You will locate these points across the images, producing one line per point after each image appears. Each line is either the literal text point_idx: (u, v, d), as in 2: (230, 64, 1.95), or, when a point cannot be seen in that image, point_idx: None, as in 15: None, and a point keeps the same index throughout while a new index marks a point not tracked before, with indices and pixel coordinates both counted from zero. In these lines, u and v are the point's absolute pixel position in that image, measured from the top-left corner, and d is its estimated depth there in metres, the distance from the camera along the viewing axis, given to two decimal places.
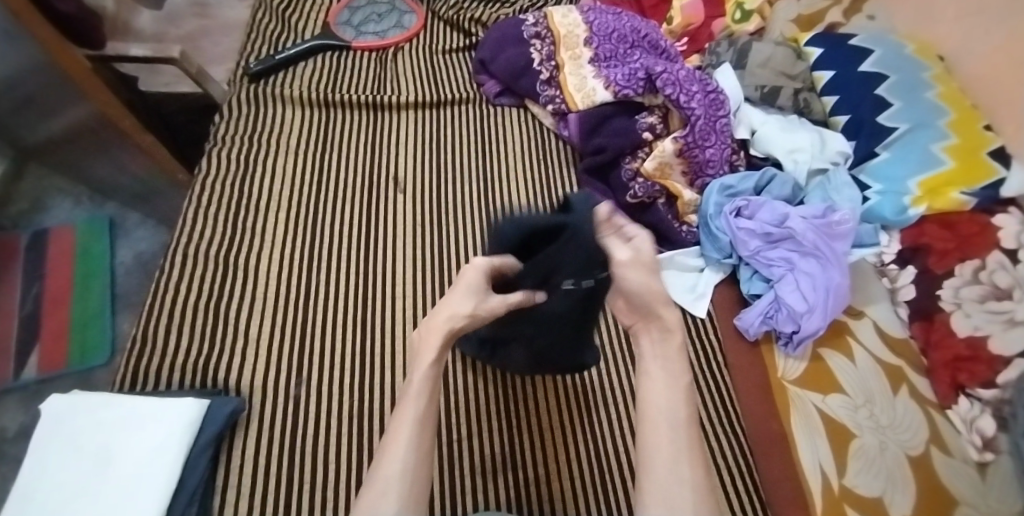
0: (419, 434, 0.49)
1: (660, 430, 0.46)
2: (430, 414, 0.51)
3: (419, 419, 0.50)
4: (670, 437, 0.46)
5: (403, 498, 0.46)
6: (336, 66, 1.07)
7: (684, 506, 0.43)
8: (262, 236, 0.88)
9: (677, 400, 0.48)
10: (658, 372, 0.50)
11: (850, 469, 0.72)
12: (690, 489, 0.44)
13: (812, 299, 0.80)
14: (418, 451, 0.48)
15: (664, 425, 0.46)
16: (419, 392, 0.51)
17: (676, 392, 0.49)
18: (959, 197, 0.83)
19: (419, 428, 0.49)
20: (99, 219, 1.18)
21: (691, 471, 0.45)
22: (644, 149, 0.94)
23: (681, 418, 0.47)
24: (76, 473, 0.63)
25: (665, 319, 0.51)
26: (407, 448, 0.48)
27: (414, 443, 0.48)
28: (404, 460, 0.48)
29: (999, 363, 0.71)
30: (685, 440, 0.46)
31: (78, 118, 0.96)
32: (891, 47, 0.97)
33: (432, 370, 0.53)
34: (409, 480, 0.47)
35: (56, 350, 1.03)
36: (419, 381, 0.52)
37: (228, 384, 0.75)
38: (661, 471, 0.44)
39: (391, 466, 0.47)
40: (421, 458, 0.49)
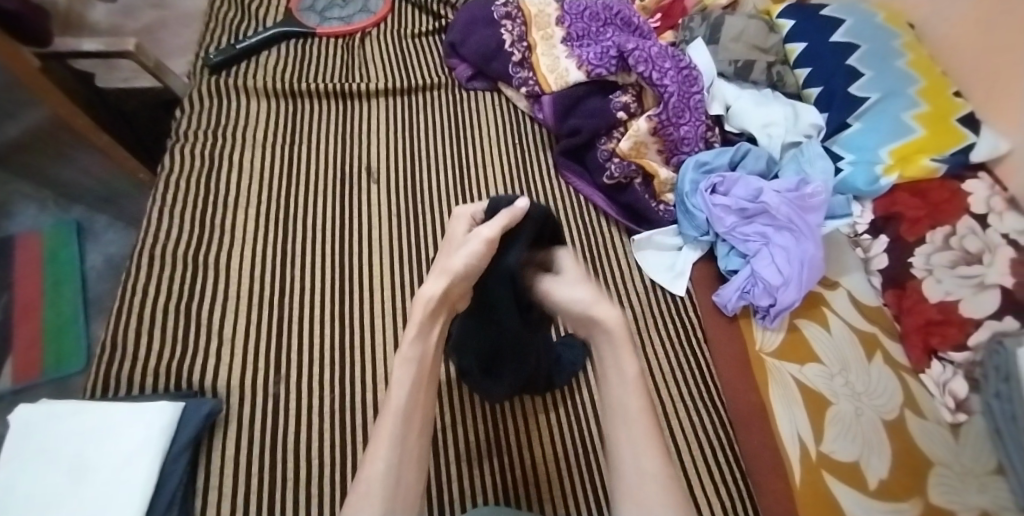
0: (405, 424, 0.48)
1: (619, 426, 0.46)
2: (417, 398, 0.49)
3: (406, 411, 0.48)
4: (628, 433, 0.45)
5: (389, 501, 0.45)
6: (301, 55, 1.04)
7: (653, 503, 0.43)
8: (233, 233, 0.86)
9: (630, 393, 0.47)
10: (611, 370, 0.47)
11: (827, 435, 0.74)
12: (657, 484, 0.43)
13: (787, 271, 0.82)
14: (404, 448, 0.47)
15: (622, 424, 0.46)
16: (403, 376, 0.48)
17: (629, 386, 0.47)
18: (929, 163, 0.85)
19: (405, 419, 0.48)
20: (66, 222, 1.15)
21: (652, 462, 0.44)
22: (620, 129, 0.93)
23: (636, 411, 0.46)
24: (50, 482, 0.63)
25: (604, 322, 0.47)
26: (391, 448, 0.47)
27: (399, 440, 0.47)
28: (389, 459, 0.47)
29: (970, 325, 0.73)
30: (644, 434, 0.45)
31: (33, 120, 0.93)
32: (862, 16, 0.98)
33: (418, 350, 0.49)
34: (393, 482, 0.46)
35: (29, 358, 1.01)
36: (405, 357, 0.49)
37: (204, 386, 0.74)
38: (625, 472, 0.44)
39: (376, 466, 0.46)
40: (407, 454, 0.48)
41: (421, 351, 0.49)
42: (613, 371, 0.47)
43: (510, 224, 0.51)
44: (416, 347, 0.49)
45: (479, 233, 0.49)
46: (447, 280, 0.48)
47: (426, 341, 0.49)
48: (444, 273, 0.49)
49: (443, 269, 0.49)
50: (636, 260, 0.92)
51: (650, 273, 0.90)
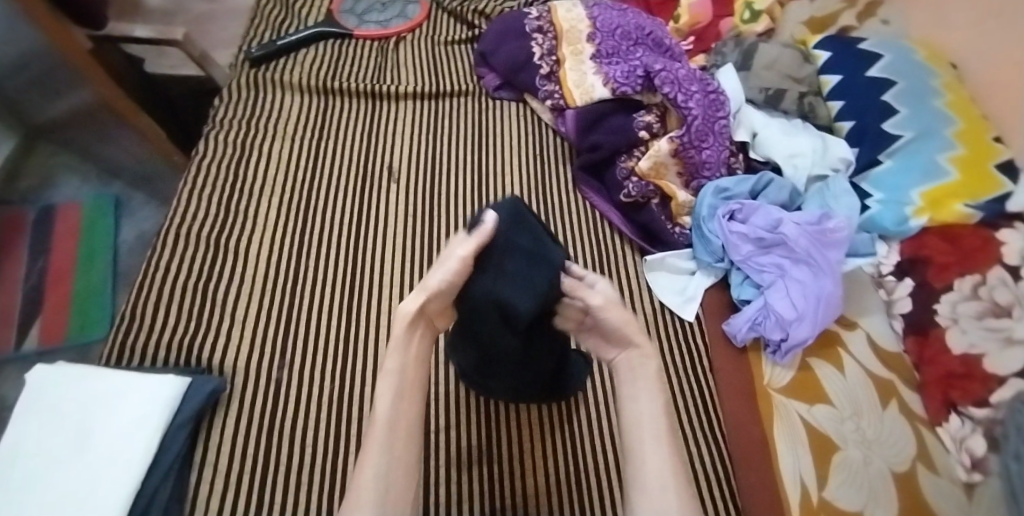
0: (390, 434, 0.54)
1: (644, 442, 0.56)
2: (400, 409, 0.55)
3: (389, 421, 0.54)
4: (652, 447, 0.55)
5: (381, 502, 0.51)
6: (337, 54, 1.08)
7: (668, 504, 0.52)
8: (254, 219, 0.89)
9: (656, 415, 0.57)
10: (640, 392, 0.58)
11: (831, 481, 0.71)
12: (676, 499, 0.53)
13: (802, 307, 0.79)
14: (391, 456, 0.53)
15: (646, 437, 0.56)
16: (387, 387, 0.55)
17: (654, 409, 0.57)
18: (963, 209, 0.81)
19: (389, 430, 0.54)
20: (106, 197, 1.20)
21: (671, 472, 0.54)
22: (641, 148, 0.92)
23: (662, 432, 0.56)
24: (56, 442, 0.65)
25: (641, 346, 0.59)
26: (380, 458, 0.53)
27: (385, 448, 0.53)
28: (376, 466, 0.53)
29: (994, 382, 0.69)
30: (666, 459, 0.55)
31: (84, 100, 0.98)
32: (902, 52, 0.96)
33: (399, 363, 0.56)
34: (383, 489, 0.52)
35: (57, 322, 1.05)
36: (387, 373, 0.56)
37: (211, 364, 0.75)
38: (648, 486, 0.54)
39: (365, 472, 0.52)
40: (395, 463, 0.53)
41: (400, 367, 0.56)
42: (637, 393, 0.59)
43: (482, 243, 0.51)
44: (397, 360, 0.56)
45: (455, 253, 0.51)
46: (425, 296, 0.54)
47: (405, 353, 0.57)
48: (425, 288, 0.54)
49: (424, 286, 0.54)
50: (646, 281, 0.90)
51: (659, 294, 0.88)
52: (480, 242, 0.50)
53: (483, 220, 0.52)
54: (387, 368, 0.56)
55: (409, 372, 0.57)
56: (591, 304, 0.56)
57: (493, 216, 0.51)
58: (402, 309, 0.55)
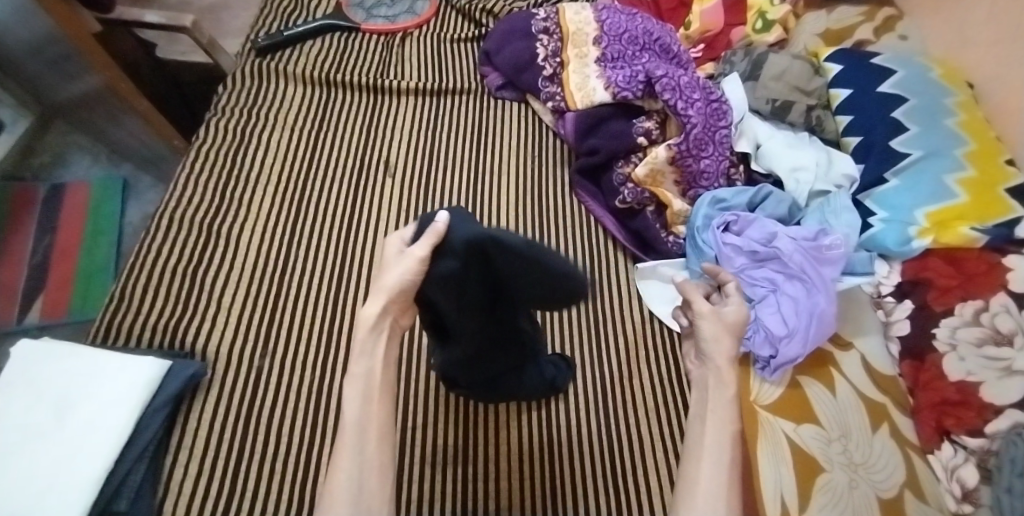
0: (363, 437, 0.49)
1: (702, 465, 0.49)
2: (370, 413, 0.50)
3: (359, 424, 0.49)
4: (710, 472, 0.48)
5: (358, 503, 0.46)
6: (343, 47, 1.08)
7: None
8: (249, 207, 0.89)
9: (723, 441, 0.50)
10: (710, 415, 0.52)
11: (813, 503, 0.70)
12: None
13: (793, 323, 0.77)
14: (362, 459, 0.48)
15: (708, 460, 0.49)
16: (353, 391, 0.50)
17: (722, 434, 0.51)
18: (969, 233, 0.79)
19: (359, 433, 0.49)
20: (114, 178, 1.22)
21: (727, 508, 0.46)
22: (638, 155, 0.91)
23: (724, 458, 0.49)
24: (33, 419, 0.66)
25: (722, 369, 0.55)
26: (352, 460, 0.48)
27: (359, 452, 0.48)
28: (350, 468, 0.48)
29: (989, 411, 0.67)
30: (725, 482, 0.48)
31: (91, 84, 1.00)
32: (916, 69, 0.93)
33: (366, 368, 0.51)
34: (358, 495, 0.47)
35: (58, 298, 1.08)
36: (353, 375, 0.51)
37: (194, 347, 0.76)
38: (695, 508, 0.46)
39: (338, 476, 0.47)
40: (367, 464, 0.48)
41: (369, 370, 0.51)
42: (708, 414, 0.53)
43: (438, 241, 0.49)
44: (363, 365, 0.51)
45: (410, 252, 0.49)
46: (384, 297, 0.50)
47: (374, 358, 0.51)
48: (383, 289, 0.50)
49: (380, 289, 0.50)
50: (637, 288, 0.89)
51: (648, 303, 0.86)
52: (435, 241, 0.49)
53: (437, 220, 0.51)
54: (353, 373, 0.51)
55: (379, 376, 0.51)
56: (695, 307, 0.59)
57: (448, 215, 0.51)
58: (364, 312, 0.52)
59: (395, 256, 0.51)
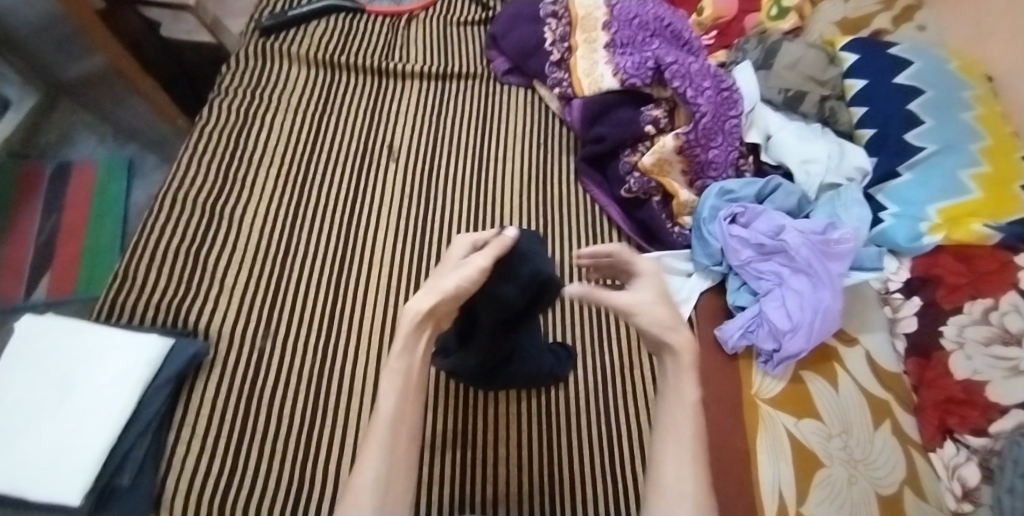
0: (393, 436, 0.53)
1: (667, 443, 0.53)
2: (404, 414, 0.54)
3: (393, 421, 0.53)
4: (675, 455, 0.53)
5: (380, 504, 0.50)
6: (347, 28, 1.07)
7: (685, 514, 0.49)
8: (252, 188, 0.89)
9: (686, 418, 0.54)
10: (672, 395, 0.56)
11: (810, 497, 0.70)
12: (691, 500, 0.50)
13: (798, 318, 0.76)
14: (392, 459, 0.52)
15: (672, 441, 0.53)
16: (391, 388, 0.55)
17: (683, 412, 0.54)
18: (982, 230, 0.77)
19: (393, 428, 0.53)
20: (119, 157, 1.22)
21: (693, 486, 0.51)
22: (646, 143, 0.90)
23: (687, 435, 0.53)
24: (36, 395, 0.66)
25: (675, 345, 0.56)
26: (379, 459, 0.52)
27: (386, 450, 0.52)
28: (377, 467, 0.52)
29: (994, 411, 0.66)
30: (688, 457, 0.52)
31: (96, 62, 0.99)
32: (933, 60, 0.91)
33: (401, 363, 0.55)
34: (383, 489, 0.51)
35: (64, 276, 1.08)
36: (390, 377, 0.55)
37: (198, 327, 0.77)
38: (663, 485, 0.52)
39: (365, 473, 0.51)
40: (397, 463, 0.52)
41: (405, 366, 0.55)
42: (672, 394, 0.56)
43: (501, 252, 0.56)
44: (401, 363, 0.55)
45: (472, 261, 0.54)
46: (437, 297, 0.53)
47: (412, 355, 0.55)
48: (436, 290, 0.54)
49: (435, 288, 0.54)
50: None
51: None
52: (501, 248, 0.55)
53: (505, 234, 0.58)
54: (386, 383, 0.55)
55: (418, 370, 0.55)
56: (617, 304, 0.57)
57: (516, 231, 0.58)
58: (411, 307, 0.54)
59: (457, 261, 0.56)
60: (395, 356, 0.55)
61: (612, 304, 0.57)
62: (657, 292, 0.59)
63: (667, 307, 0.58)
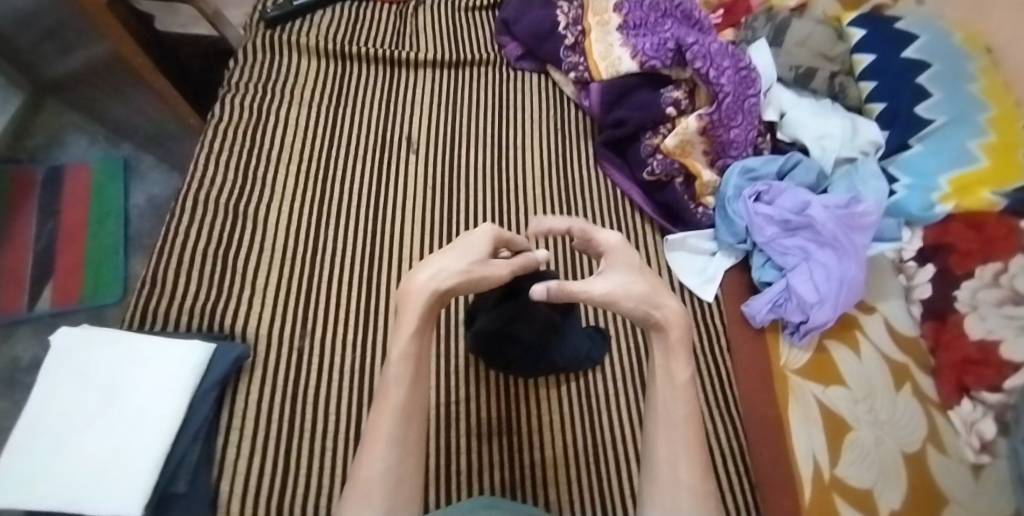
0: (404, 425, 0.49)
1: (659, 430, 0.53)
2: (414, 397, 0.51)
3: (404, 409, 0.50)
4: (667, 440, 0.52)
5: (391, 501, 0.47)
6: (355, 18, 1.05)
7: (684, 509, 0.49)
8: (272, 187, 0.87)
9: (678, 401, 0.53)
10: (661, 375, 0.55)
11: (843, 459, 0.72)
12: (687, 489, 0.50)
13: (824, 290, 0.79)
14: (404, 447, 0.49)
15: (663, 429, 0.53)
16: (400, 377, 0.50)
17: (675, 394, 0.54)
18: (989, 197, 0.80)
19: (404, 418, 0.49)
20: (114, 159, 1.18)
21: (687, 475, 0.51)
22: (667, 125, 0.91)
23: (678, 419, 0.53)
24: (81, 405, 0.65)
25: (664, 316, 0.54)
26: (388, 451, 0.48)
27: (398, 440, 0.49)
28: (386, 460, 0.48)
29: (1008, 369, 0.68)
30: (682, 442, 0.52)
31: (92, 58, 0.95)
32: (937, 34, 0.93)
33: (412, 346, 0.51)
34: (392, 481, 0.47)
35: (68, 284, 1.04)
36: (396, 363, 0.51)
37: (234, 330, 0.75)
38: (660, 481, 0.51)
39: (372, 464, 0.48)
40: (407, 453, 0.49)
41: (418, 351, 0.51)
42: (662, 376, 0.55)
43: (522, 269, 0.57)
44: (412, 347, 0.51)
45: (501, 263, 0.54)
46: (466, 278, 0.51)
47: (423, 340, 0.51)
48: (463, 272, 0.51)
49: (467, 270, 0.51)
50: (666, 260, 0.90)
51: (679, 274, 0.88)
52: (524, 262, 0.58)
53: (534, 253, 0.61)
54: (390, 373, 0.51)
55: (420, 359, 0.51)
56: (596, 292, 0.53)
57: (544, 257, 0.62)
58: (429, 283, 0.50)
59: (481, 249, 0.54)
60: (406, 340, 0.50)
61: (592, 296, 0.53)
62: (637, 268, 0.56)
63: (648, 281, 0.54)
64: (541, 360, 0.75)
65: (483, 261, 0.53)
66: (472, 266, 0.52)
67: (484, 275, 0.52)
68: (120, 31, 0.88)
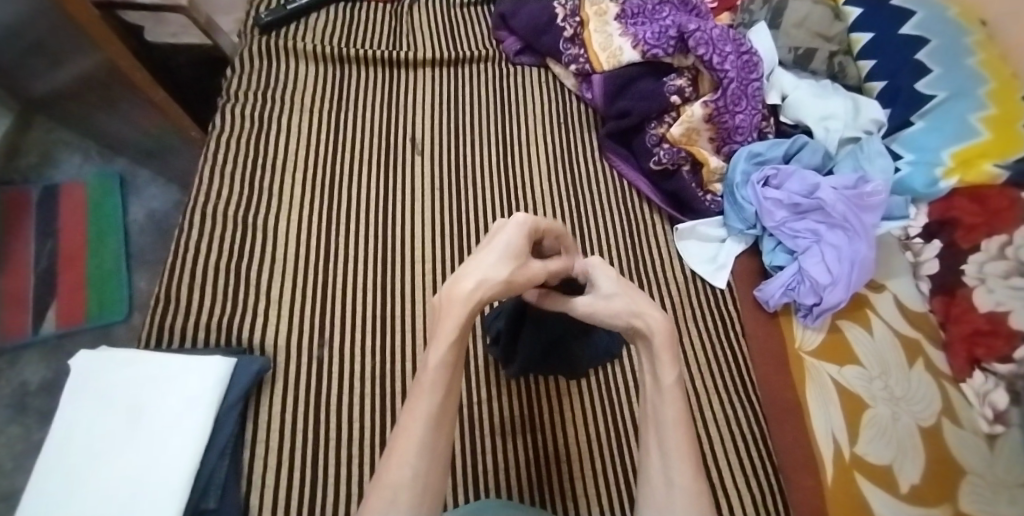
0: (435, 432, 0.45)
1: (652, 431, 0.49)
2: (447, 407, 0.47)
3: (436, 414, 0.46)
4: (659, 445, 0.48)
5: (417, 504, 0.43)
6: (350, 20, 1.04)
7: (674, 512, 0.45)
8: (280, 197, 0.86)
9: (669, 402, 0.49)
10: (651, 380, 0.51)
11: (862, 437, 0.72)
12: (680, 494, 0.46)
13: (836, 271, 0.79)
14: (433, 452, 0.45)
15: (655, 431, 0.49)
16: (435, 383, 0.47)
17: (665, 394, 0.49)
18: (991, 169, 0.80)
19: (435, 425, 0.46)
20: (110, 175, 1.17)
21: (682, 476, 0.46)
22: (672, 114, 0.91)
23: (670, 421, 0.48)
24: (106, 428, 0.64)
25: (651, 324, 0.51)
26: (418, 455, 0.44)
27: (427, 445, 0.45)
28: (415, 464, 0.44)
29: (1017, 339, 0.68)
30: (675, 441, 0.48)
31: (82, 72, 0.93)
32: (934, 10, 0.93)
33: (452, 354, 0.47)
34: (421, 488, 0.44)
35: (72, 304, 1.03)
36: (434, 370, 0.47)
37: (252, 343, 0.75)
38: (654, 480, 0.47)
39: (401, 469, 0.44)
40: (437, 459, 0.45)
41: (456, 359, 0.47)
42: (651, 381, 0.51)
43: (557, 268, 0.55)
44: (451, 354, 0.47)
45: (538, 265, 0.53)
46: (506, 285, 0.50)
47: (461, 348, 0.48)
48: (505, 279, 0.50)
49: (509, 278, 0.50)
50: (676, 249, 0.90)
51: (690, 262, 0.88)
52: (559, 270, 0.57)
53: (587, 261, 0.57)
54: (425, 382, 0.47)
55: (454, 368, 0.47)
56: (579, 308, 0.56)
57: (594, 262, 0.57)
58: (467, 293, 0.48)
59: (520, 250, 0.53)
60: (445, 348, 0.47)
61: (575, 312, 0.57)
62: (617, 282, 0.55)
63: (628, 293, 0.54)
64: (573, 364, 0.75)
65: (522, 266, 0.51)
66: (512, 275, 0.50)
67: (523, 282, 0.51)
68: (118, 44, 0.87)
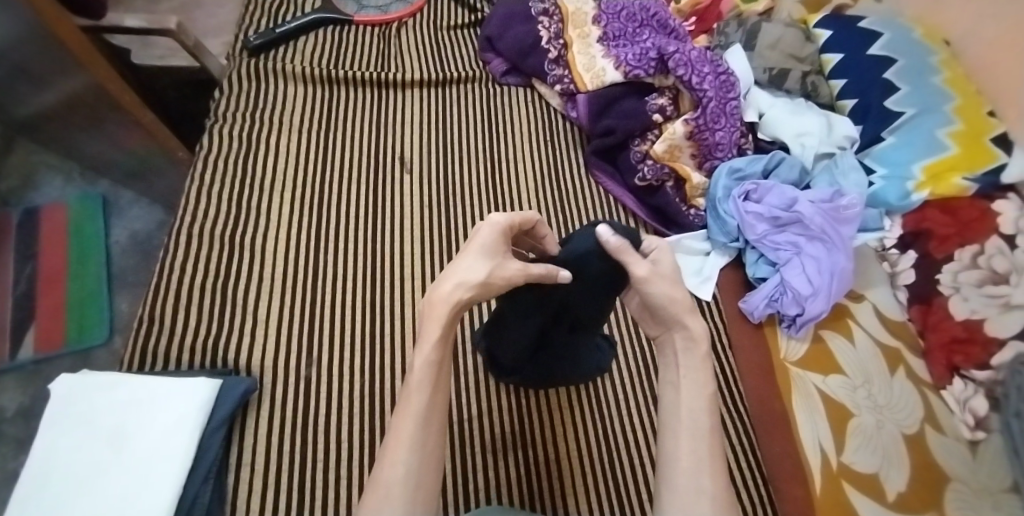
0: (425, 429, 0.46)
1: (682, 439, 0.45)
2: (435, 406, 0.47)
3: (426, 412, 0.46)
4: (690, 440, 0.45)
5: (410, 501, 0.43)
6: (338, 42, 1.05)
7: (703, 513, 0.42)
8: (268, 216, 0.86)
9: (701, 410, 0.47)
10: (670, 389, 0.49)
11: (848, 446, 0.73)
12: (709, 499, 0.43)
13: (817, 282, 0.81)
14: (424, 451, 0.45)
15: (685, 431, 0.46)
16: (423, 384, 0.47)
17: (699, 402, 0.47)
18: (961, 183, 0.82)
19: (425, 424, 0.46)
20: (92, 197, 1.16)
21: (712, 482, 0.43)
22: (654, 131, 0.94)
23: (704, 429, 0.46)
24: (88, 453, 0.63)
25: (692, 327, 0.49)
26: (410, 453, 0.44)
27: (419, 443, 0.45)
28: (406, 462, 0.44)
29: (994, 345, 0.71)
30: (706, 449, 0.45)
31: (66, 93, 0.92)
32: (899, 31, 0.97)
33: (438, 353, 0.48)
34: (414, 485, 0.44)
35: (51, 329, 1.01)
36: (420, 371, 0.47)
37: (238, 364, 0.74)
38: (680, 483, 0.43)
39: (393, 467, 0.44)
40: (428, 458, 0.45)
41: (440, 356, 0.48)
42: (672, 387, 0.49)
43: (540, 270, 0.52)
44: (435, 353, 0.47)
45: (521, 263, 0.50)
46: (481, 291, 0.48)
47: (445, 348, 0.48)
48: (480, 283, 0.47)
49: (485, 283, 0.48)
50: None
51: None
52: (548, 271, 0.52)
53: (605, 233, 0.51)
54: (413, 382, 0.47)
55: (440, 366, 0.48)
56: (634, 274, 0.49)
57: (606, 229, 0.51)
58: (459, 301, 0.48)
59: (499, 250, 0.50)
60: (430, 347, 0.47)
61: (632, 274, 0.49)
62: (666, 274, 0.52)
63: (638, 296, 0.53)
64: (558, 371, 0.74)
65: (501, 264, 0.49)
66: (490, 277, 0.48)
67: (502, 282, 0.48)
68: (104, 66, 0.87)
